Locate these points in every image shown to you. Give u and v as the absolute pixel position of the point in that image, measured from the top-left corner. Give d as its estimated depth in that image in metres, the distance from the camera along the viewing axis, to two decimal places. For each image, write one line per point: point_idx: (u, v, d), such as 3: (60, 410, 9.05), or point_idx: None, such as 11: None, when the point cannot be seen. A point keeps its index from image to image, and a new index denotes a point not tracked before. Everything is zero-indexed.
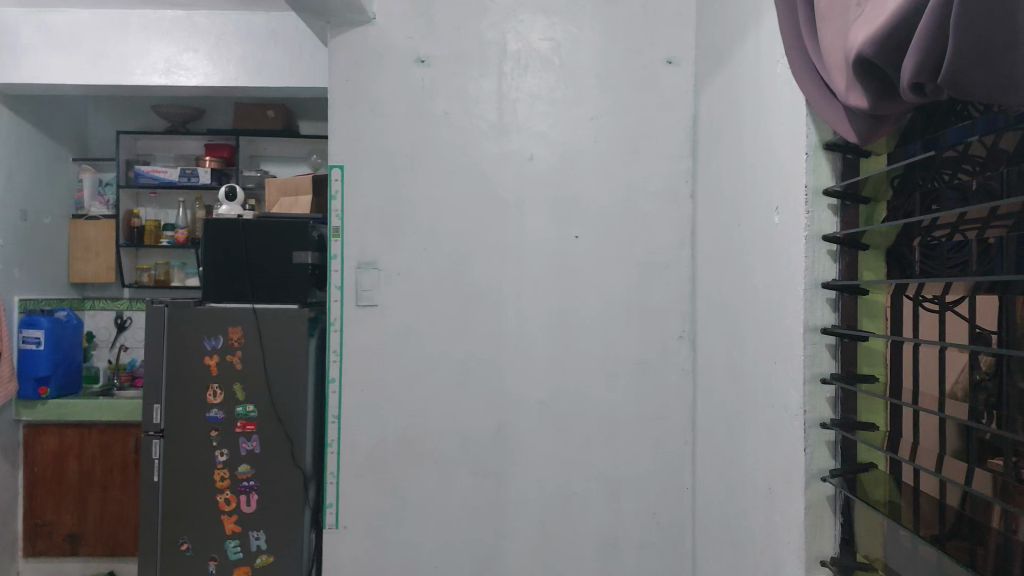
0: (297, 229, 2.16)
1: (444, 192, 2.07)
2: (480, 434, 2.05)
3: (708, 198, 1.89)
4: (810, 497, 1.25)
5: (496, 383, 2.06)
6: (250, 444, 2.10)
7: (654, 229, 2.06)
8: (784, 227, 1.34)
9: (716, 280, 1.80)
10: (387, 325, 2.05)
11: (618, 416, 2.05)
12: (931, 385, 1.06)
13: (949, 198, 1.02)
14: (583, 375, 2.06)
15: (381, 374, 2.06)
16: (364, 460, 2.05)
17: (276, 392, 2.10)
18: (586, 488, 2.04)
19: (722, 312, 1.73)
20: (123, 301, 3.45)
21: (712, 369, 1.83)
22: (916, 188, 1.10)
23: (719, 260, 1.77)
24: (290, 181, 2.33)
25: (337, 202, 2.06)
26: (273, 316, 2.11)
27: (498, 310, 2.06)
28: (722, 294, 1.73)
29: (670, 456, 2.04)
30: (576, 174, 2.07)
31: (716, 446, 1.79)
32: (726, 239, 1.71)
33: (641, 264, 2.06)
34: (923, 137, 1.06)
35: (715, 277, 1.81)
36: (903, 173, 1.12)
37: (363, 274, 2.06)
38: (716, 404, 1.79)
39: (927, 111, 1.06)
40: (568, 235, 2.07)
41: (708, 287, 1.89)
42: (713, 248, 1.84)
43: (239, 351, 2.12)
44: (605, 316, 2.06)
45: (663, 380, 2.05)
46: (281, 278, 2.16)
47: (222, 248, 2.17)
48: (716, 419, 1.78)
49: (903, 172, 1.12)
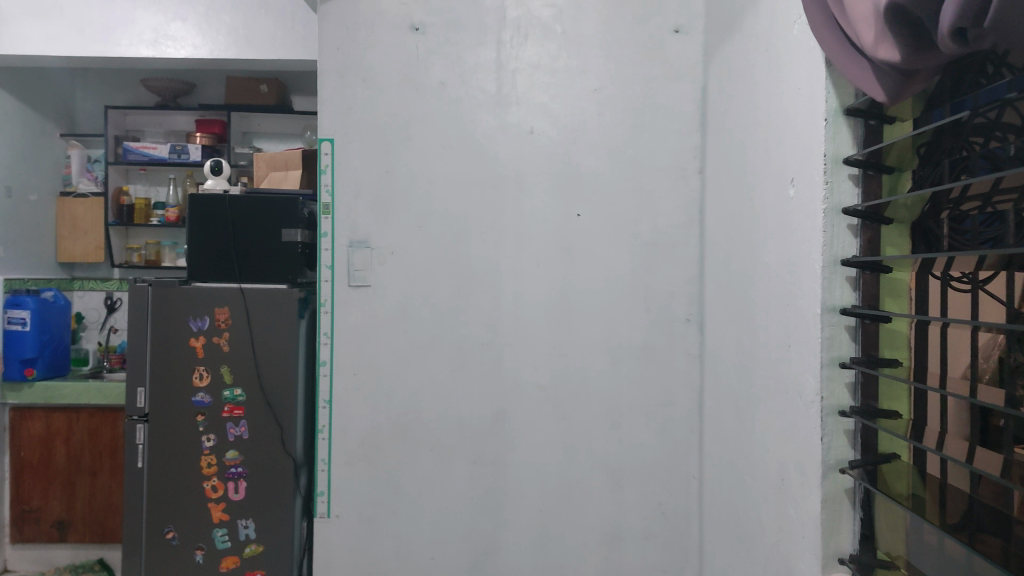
0: (286, 205, 2.06)
1: (440, 168, 1.98)
2: (476, 420, 1.97)
3: (719, 174, 1.79)
4: (827, 489, 1.12)
5: (494, 367, 1.97)
6: (238, 429, 2.02)
7: (660, 207, 1.97)
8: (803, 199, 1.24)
9: (726, 260, 1.71)
10: (380, 306, 1.97)
11: (622, 403, 1.96)
12: (957, 373, 0.96)
13: (982, 168, 0.91)
14: (585, 359, 1.97)
15: (374, 357, 1.97)
16: (356, 447, 1.97)
17: (265, 376, 2.02)
18: (588, 477, 1.96)
19: (732, 292, 1.64)
20: (112, 281, 3.35)
21: (721, 356, 1.74)
22: (945, 156, 0.99)
23: (729, 239, 1.68)
24: (279, 156, 2.22)
25: (327, 176, 1.97)
26: (261, 296, 2.02)
27: (496, 291, 1.97)
28: (732, 275, 1.65)
29: (676, 445, 1.95)
30: (579, 149, 1.97)
31: (724, 434, 1.70)
32: (736, 216, 1.62)
33: (646, 244, 1.97)
34: (952, 103, 0.97)
35: (724, 258, 1.72)
36: (930, 141, 1.02)
37: (354, 253, 1.97)
38: (724, 392, 1.70)
39: (957, 74, 0.96)
40: (569, 214, 1.97)
41: (716, 268, 1.80)
42: (722, 227, 1.74)
43: (226, 333, 2.02)
44: (608, 298, 1.97)
45: (669, 365, 1.96)
46: (270, 257, 2.06)
47: (208, 225, 2.07)
48: (726, 407, 1.69)
49: (930, 139, 1.01)
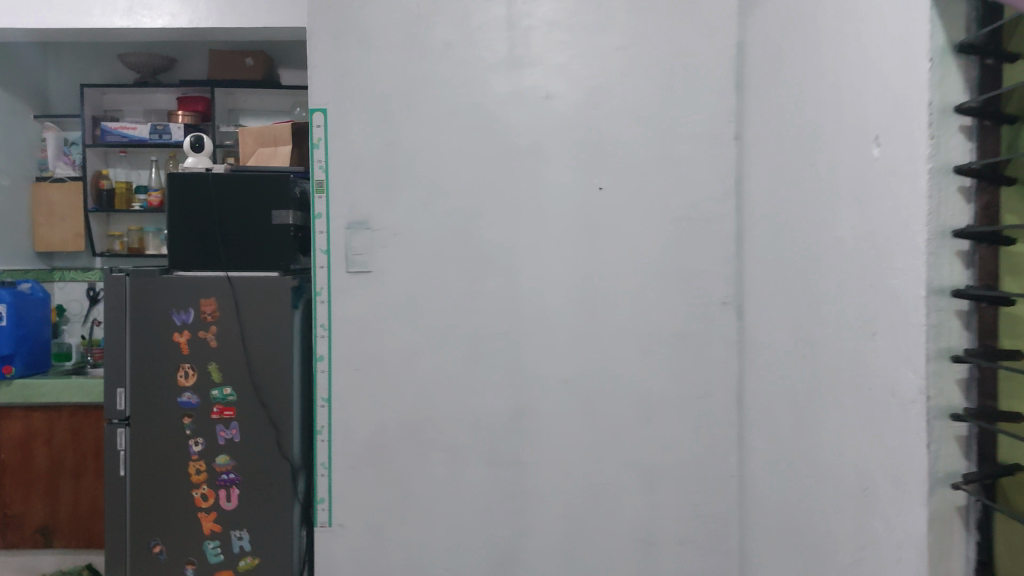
0: (275, 184, 1.86)
1: (447, 139, 1.78)
2: (492, 418, 1.78)
3: (763, 139, 1.60)
4: (934, 506, 0.92)
5: (511, 359, 1.78)
6: (229, 432, 1.83)
7: (693, 177, 1.77)
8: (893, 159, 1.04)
9: (775, 236, 1.52)
10: (384, 294, 1.78)
11: (653, 395, 1.78)
12: None
13: None
14: (611, 349, 1.78)
15: (378, 350, 1.78)
16: (361, 450, 1.79)
17: (258, 373, 1.82)
18: (617, 477, 1.78)
19: (785, 270, 1.45)
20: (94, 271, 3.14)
21: (770, 343, 1.56)
22: None
23: (780, 211, 1.49)
24: (267, 131, 1.99)
25: (320, 151, 1.78)
26: (251, 285, 1.82)
27: (512, 275, 1.78)
28: (785, 251, 1.46)
29: (714, 440, 1.77)
30: (601, 115, 1.78)
31: (776, 430, 1.52)
32: (790, 186, 1.44)
33: (678, 219, 1.77)
34: None
35: (773, 233, 1.53)
36: None
37: (354, 235, 1.78)
38: (775, 384, 1.52)
39: None
40: (592, 187, 1.78)
41: (762, 245, 1.61)
42: (770, 198, 1.55)
43: (213, 327, 1.82)
44: (636, 280, 1.78)
45: (705, 353, 1.77)
46: (259, 242, 1.86)
47: (192, 207, 1.87)
48: (777, 401, 1.51)
49: None
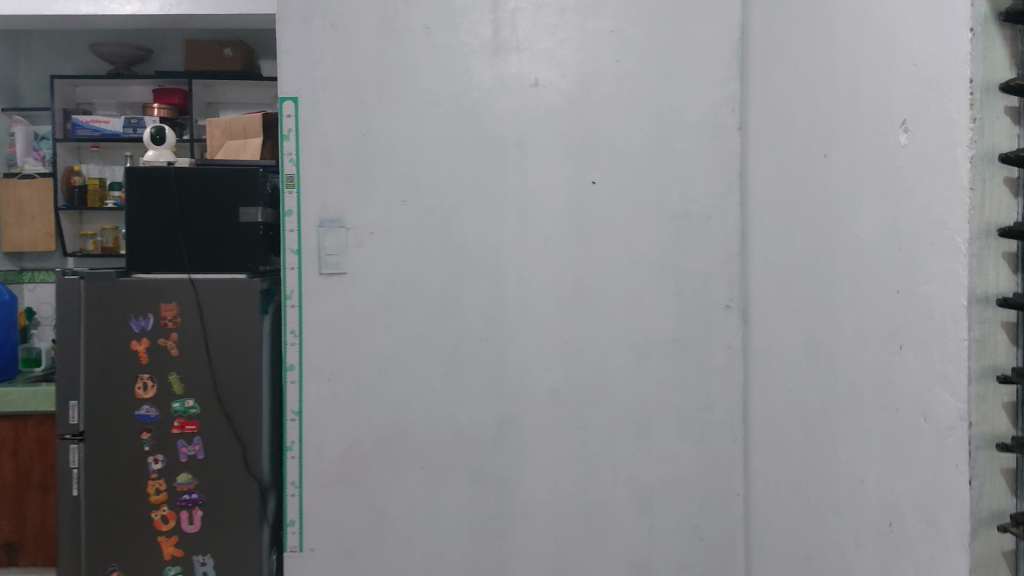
0: (242, 178, 1.71)
1: (427, 129, 1.64)
2: (476, 432, 1.65)
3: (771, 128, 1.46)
4: (976, 552, 0.81)
5: (496, 369, 1.65)
6: (192, 448, 1.69)
7: (692, 172, 1.63)
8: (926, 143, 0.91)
9: (784, 236, 1.39)
10: (359, 298, 1.65)
11: (650, 408, 1.64)
12: None
13: None
14: (604, 358, 1.64)
15: (352, 359, 1.65)
16: (334, 467, 1.65)
17: (223, 384, 1.69)
18: (611, 496, 1.65)
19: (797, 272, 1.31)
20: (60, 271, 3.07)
21: (779, 351, 1.42)
22: None
23: (791, 207, 1.35)
24: (236, 122, 1.83)
25: (291, 142, 1.63)
26: (215, 289, 1.68)
27: (497, 277, 1.65)
28: (797, 252, 1.32)
29: (715, 456, 1.64)
30: (594, 104, 1.64)
31: (785, 448, 1.38)
32: (801, 180, 1.30)
33: (676, 216, 1.64)
34: None
35: (782, 233, 1.40)
36: None
37: (326, 234, 1.64)
38: (785, 398, 1.39)
39: None
40: (583, 181, 1.64)
41: (769, 244, 1.48)
42: (778, 193, 1.42)
43: (174, 334, 1.69)
44: (631, 283, 1.64)
45: (706, 362, 1.64)
46: (225, 241, 1.71)
47: (151, 203, 1.71)
48: (787, 416, 1.37)
49: None
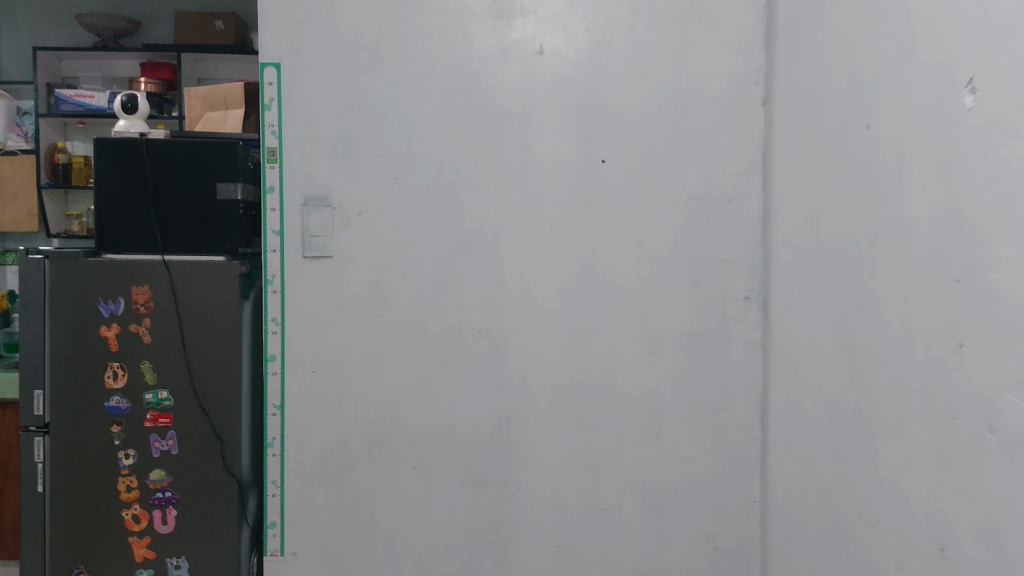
0: (221, 152, 1.58)
1: (422, 100, 1.51)
2: (472, 431, 1.52)
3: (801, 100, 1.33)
4: None
5: (494, 362, 1.52)
6: (165, 444, 1.56)
7: (711, 150, 1.50)
8: (998, 106, 0.77)
9: (814, 220, 1.25)
10: (346, 284, 1.52)
11: (661, 407, 1.51)
12: None
13: None
14: (613, 351, 1.51)
15: (338, 349, 1.52)
16: (318, 466, 1.53)
17: (199, 374, 1.56)
18: (618, 501, 1.52)
19: (831, 259, 1.18)
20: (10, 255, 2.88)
21: (806, 347, 1.29)
22: None
23: (823, 187, 1.21)
24: (216, 92, 1.69)
25: (272, 113, 1.51)
26: (191, 272, 1.55)
27: (497, 262, 1.51)
28: (830, 238, 1.19)
29: (732, 460, 1.51)
30: (605, 74, 1.50)
31: (813, 453, 1.25)
32: (837, 157, 1.17)
33: (693, 198, 1.50)
34: None
35: (812, 216, 1.26)
36: None
37: (310, 213, 1.51)
38: (812, 399, 1.26)
39: None
40: (592, 158, 1.51)
41: (796, 230, 1.34)
42: (808, 173, 1.28)
43: (146, 320, 1.55)
44: (642, 271, 1.51)
45: (723, 357, 1.51)
46: (202, 220, 1.58)
47: (121, 178, 1.58)
48: (814, 420, 1.24)
49: None
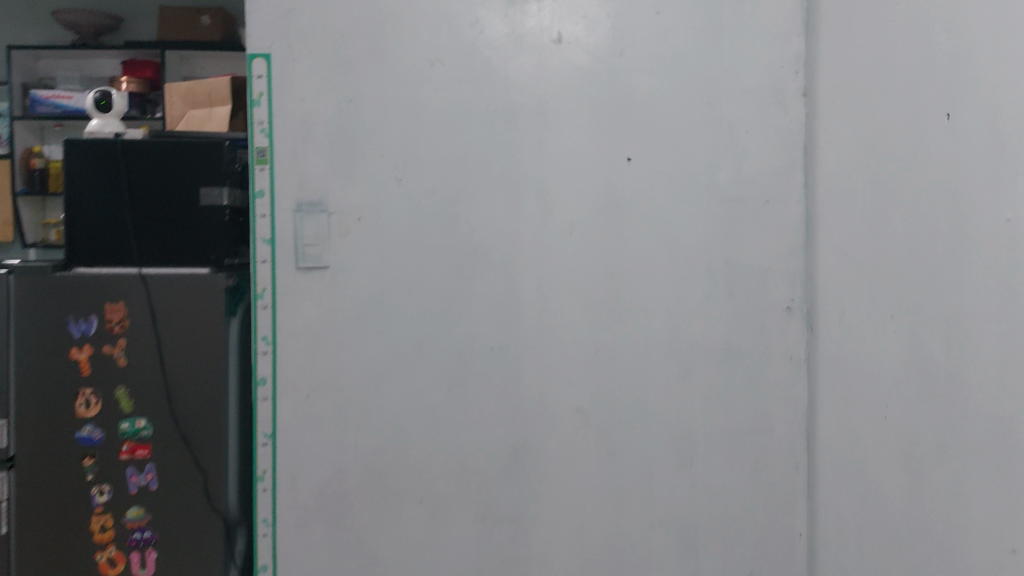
0: (204, 152, 1.42)
1: (426, 94, 1.36)
2: (485, 460, 1.37)
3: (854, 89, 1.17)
4: None
5: (509, 383, 1.37)
6: (143, 478, 1.41)
7: (748, 147, 1.35)
8: None
9: (871, 224, 1.11)
10: (344, 298, 1.37)
11: (694, 431, 1.36)
12: None
13: None
14: (641, 370, 1.36)
15: (336, 370, 1.37)
16: (313, 501, 1.37)
17: (180, 401, 1.41)
18: (648, 537, 1.37)
19: (900, 267, 1.03)
20: None
21: (864, 367, 1.14)
22: None
23: (885, 186, 1.07)
24: (199, 87, 1.54)
25: (262, 109, 1.35)
26: (171, 287, 1.40)
27: (511, 272, 1.36)
28: (893, 244, 1.04)
29: (774, 490, 1.36)
30: (629, 63, 1.35)
31: (875, 487, 1.11)
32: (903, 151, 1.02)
33: (728, 199, 1.36)
34: None
35: (870, 220, 1.11)
36: None
37: (303, 220, 1.36)
38: (873, 426, 1.11)
39: None
40: (616, 157, 1.36)
41: (848, 235, 1.19)
42: (866, 170, 1.14)
43: (121, 340, 1.40)
44: (672, 281, 1.36)
45: (763, 376, 1.36)
46: (183, 229, 1.42)
47: (91, 182, 1.42)
48: (876, 450, 1.10)
49: None
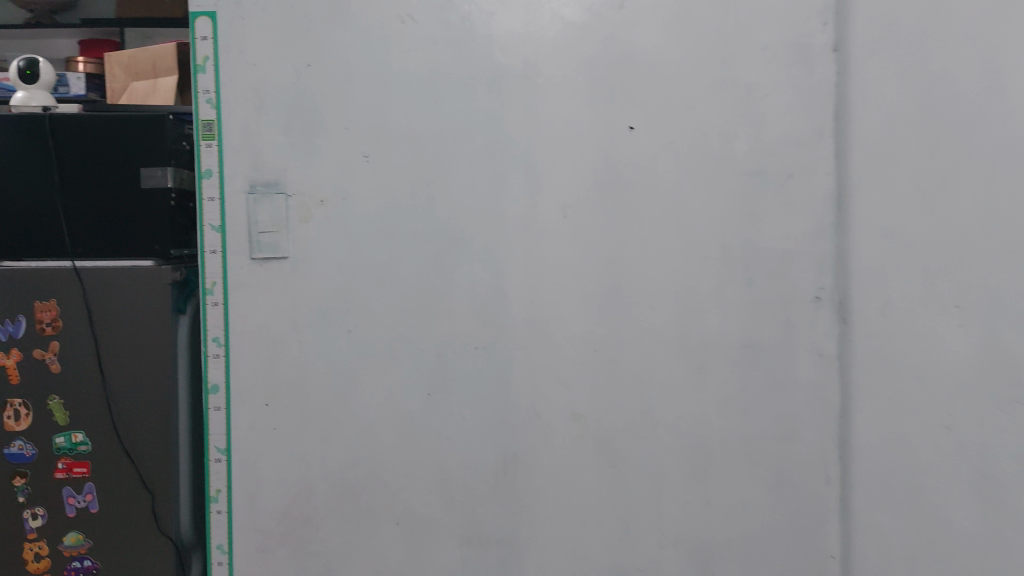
0: (145, 127, 1.24)
1: (397, 56, 1.18)
2: (470, 475, 1.20)
3: (910, 45, 1.02)
4: None
5: (496, 387, 1.19)
6: (82, 499, 1.23)
7: (767, 112, 1.18)
8: None
9: (931, 201, 0.98)
10: (306, 292, 1.19)
11: (710, 439, 1.19)
12: None
13: None
14: (647, 370, 1.19)
15: (299, 375, 1.20)
16: (275, 524, 1.20)
17: (122, 411, 1.23)
18: (658, 561, 1.20)
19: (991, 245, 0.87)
20: None
21: (930, 365, 0.97)
22: None
23: (969, 150, 0.90)
24: (141, 56, 1.37)
25: (208, 76, 1.18)
26: (111, 281, 1.23)
27: (496, 261, 1.19)
28: (963, 224, 0.92)
29: (800, 506, 1.19)
30: (630, 17, 1.18)
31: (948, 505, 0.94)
32: (981, 118, 0.88)
33: (745, 173, 1.18)
34: None
35: (930, 198, 0.98)
36: None
37: (258, 203, 1.19)
38: (943, 433, 0.95)
39: None
40: (616, 126, 1.18)
41: (905, 210, 1.03)
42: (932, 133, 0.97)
43: (54, 343, 1.22)
44: (682, 268, 1.19)
45: (787, 375, 1.19)
46: (123, 215, 1.25)
47: (17, 162, 1.23)
48: (953, 460, 0.93)
49: None
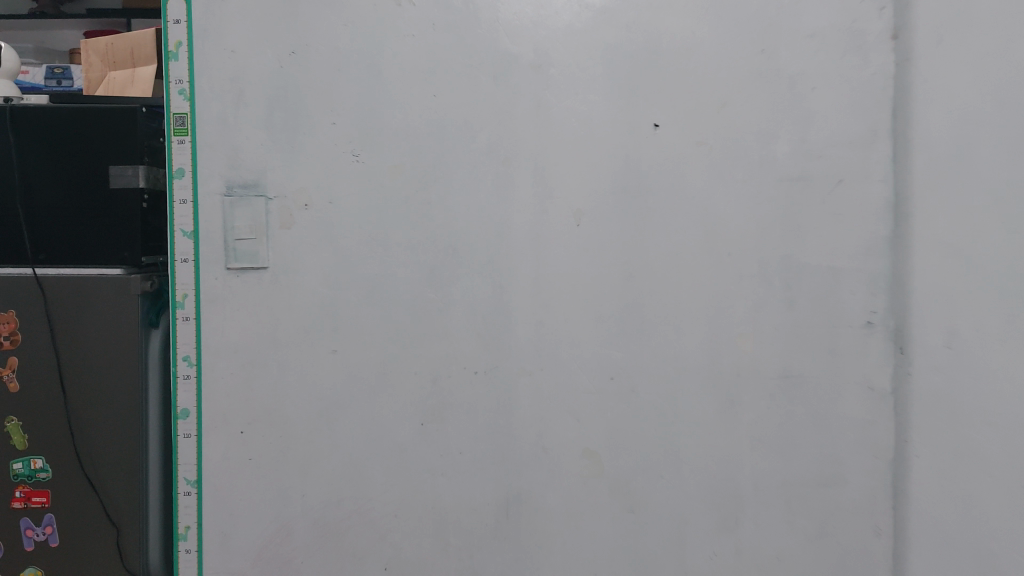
0: (114, 120, 1.12)
1: (392, 43, 1.04)
2: (468, 517, 1.06)
3: (987, 31, 0.87)
4: None
5: (497, 418, 1.06)
6: (42, 532, 1.11)
7: (813, 109, 1.03)
8: None
9: (1011, 219, 0.82)
10: (287, 307, 1.06)
11: (741, 482, 1.04)
12: None
13: None
14: (669, 402, 1.05)
15: (277, 400, 1.07)
16: (249, 565, 1.07)
17: (85, 434, 1.11)
18: None
19: None
20: None
21: (1010, 411, 0.82)
22: None
23: None
24: (120, 43, 1.25)
25: (180, 64, 1.06)
26: (75, 290, 1.11)
27: (501, 275, 1.05)
28: None
29: (845, 561, 1.04)
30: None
31: None
32: None
33: (787, 179, 1.03)
34: None
35: (1008, 214, 0.82)
36: None
37: (235, 207, 1.06)
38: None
39: None
40: (638, 123, 1.04)
41: (980, 225, 0.87)
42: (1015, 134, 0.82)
43: (13, 359, 1.10)
44: (713, 287, 1.04)
45: (831, 410, 1.03)
46: (91, 217, 1.13)
47: None
48: None
49: None
